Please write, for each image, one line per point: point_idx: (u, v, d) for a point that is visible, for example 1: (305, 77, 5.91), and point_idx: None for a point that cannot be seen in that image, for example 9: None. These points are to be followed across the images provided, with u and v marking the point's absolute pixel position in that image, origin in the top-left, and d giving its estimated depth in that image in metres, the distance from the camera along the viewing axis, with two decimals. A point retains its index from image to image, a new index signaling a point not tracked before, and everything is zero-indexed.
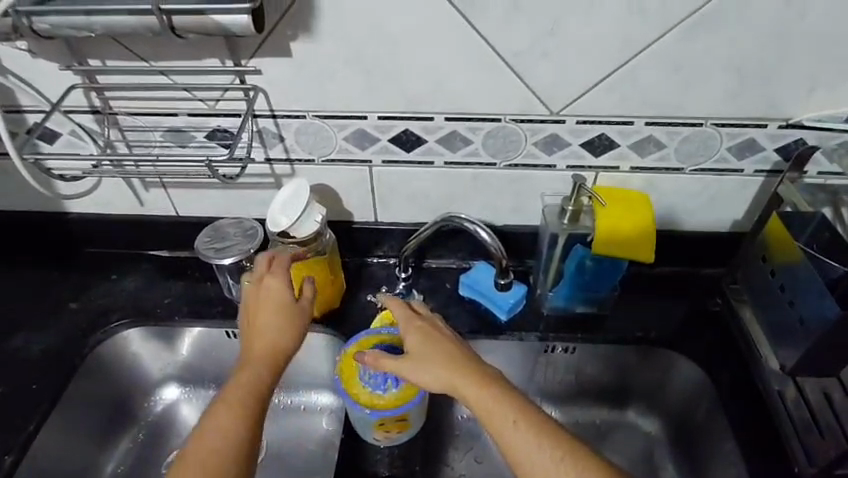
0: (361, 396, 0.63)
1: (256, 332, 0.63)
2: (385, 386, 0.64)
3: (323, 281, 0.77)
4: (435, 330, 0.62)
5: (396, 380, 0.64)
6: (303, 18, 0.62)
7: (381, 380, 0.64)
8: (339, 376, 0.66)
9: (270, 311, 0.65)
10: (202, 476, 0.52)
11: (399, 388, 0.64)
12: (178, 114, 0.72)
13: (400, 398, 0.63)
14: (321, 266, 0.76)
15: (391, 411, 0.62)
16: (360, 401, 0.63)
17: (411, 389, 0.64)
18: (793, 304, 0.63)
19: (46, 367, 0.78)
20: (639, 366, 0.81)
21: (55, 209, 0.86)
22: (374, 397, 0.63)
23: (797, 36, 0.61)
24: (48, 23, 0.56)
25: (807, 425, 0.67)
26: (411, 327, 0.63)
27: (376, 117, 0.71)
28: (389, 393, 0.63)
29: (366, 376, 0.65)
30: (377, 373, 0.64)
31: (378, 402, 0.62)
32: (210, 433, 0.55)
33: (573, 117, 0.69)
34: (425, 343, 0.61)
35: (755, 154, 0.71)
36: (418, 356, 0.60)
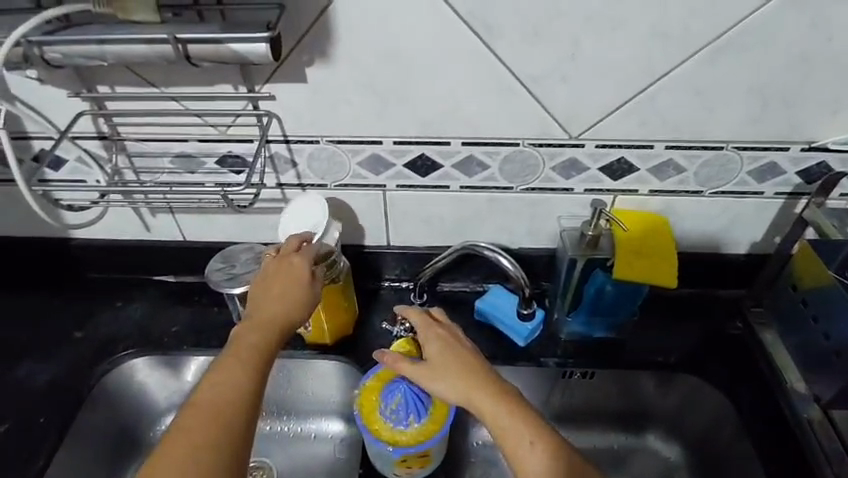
0: (383, 432, 0.61)
1: (267, 300, 0.60)
2: (407, 421, 0.61)
3: (338, 307, 0.76)
4: (456, 340, 0.61)
5: (419, 414, 0.62)
6: (319, 43, 0.61)
7: (403, 416, 0.61)
8: (359, 409, 0.63)
9: (288, 283, 0.61)
10: (202, 432, 0.47)
11: (422, 423, 0.61)
12: (188, 140, 0.70)
13: (423, 434, 0.61)
14: (335, 292, 0.74)
15: (414, 449, 0.60)
16: (381, 438, 0.60)
17: (434, 424, 0.62)
18: (828, 336, 0.65)
19: (50, 399, 0.76)
20: (660, 391, 0.79)
21: (59, 235, 0.84)
22: (396, 433, 0.61)
23: (821, 60, 0.60)
24: (60, 52, 0.54)
25: (841, 455, 0.65)
26: (429, 336, 0.61)
27: (391, 141, 0.69)
28: (412, 428, 0.61)
29: (386, 410, 0.62)
30: (399, 407, 0.62)
31: (400, 439, 0.60)
32: (212, 388, 0.50)
33: (592, 141, 0.68)
34: (445, 352, 0.59)
35: (776, 177, 0.70)
36: (435, 365, 0.58)
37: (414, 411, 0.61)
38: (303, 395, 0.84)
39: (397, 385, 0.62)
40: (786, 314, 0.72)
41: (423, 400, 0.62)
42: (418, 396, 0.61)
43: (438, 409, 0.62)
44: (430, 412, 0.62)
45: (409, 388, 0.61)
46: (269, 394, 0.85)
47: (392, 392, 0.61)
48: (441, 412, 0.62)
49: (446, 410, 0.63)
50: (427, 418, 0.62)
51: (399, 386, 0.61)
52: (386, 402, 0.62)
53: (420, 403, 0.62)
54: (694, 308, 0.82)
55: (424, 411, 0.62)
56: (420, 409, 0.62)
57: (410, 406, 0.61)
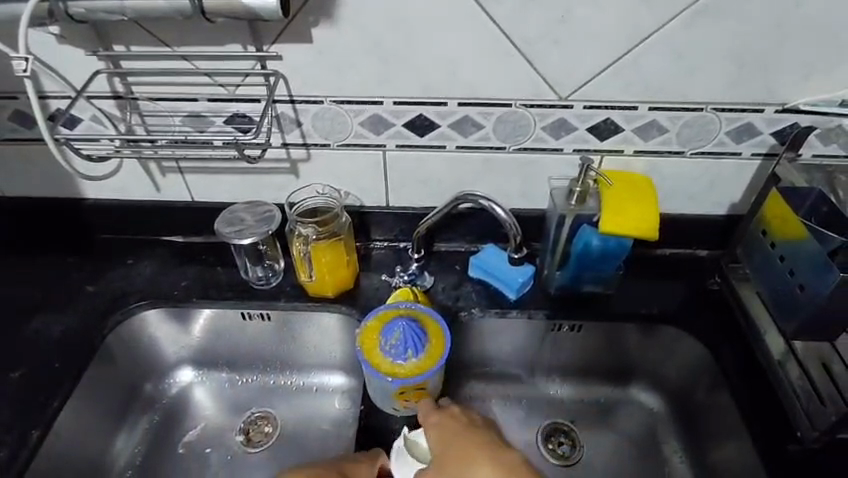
0: (383, 365, 0.67)
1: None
2: (405, 355, 0.67)
3: (339, 260, 0.79)
4: (453, 423, 0.65)
5: (417, 349, 0.67)
6: (324, 5, 0.65)
7: (401, 350, 0.67)
8: (360, 346, 0.69)
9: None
10: None
11: (419, 358, 0.67)
12: (198, 100, 0.74)
13: (420, 367, 0.66)
14: (338, 247, 0.78)
15: (412, 379, 0.65)
16: (382, 369, 0.66)
17: (431, 359, 0.67)
18: (794, 272, 0.66)
19: (65, 347, 0.79)
20: (642, 344, 0.84)
21: (71, 196, 0.88)
22: (394, 366, 0.66)
23: (793, 24, 0.64)
24: (83, 7, 0.58)
25: (809, 394, 0.70)
26: (431, 421, 0.65)
27: (391, 102, 0.73)
28: (410, 362, 0.67)
29: (386, 345, 0.68)
30: (398, 343, 0.67)
31: (399, 371, 0.66)
32: None
33: (581, 102, 0.72)
34: (448, 437, 0.63)
35: (752, 137, 0.75)
36: (443, 450, 0.62)
37: (412, 346, 0.67)
38: (306, 350, 0.88)
39: (396, 322, 0.68)
40: (759, 266, 0.74)
41: (420, 337, 0.68)
42: (416, 333, 0.67)
43: (435, 347, 0.68)
44: (427, 349, 0.68)
45: (408, 324, 0.67)
46: (272, 349, 0.89)
47: (391, 327, 0.67)
48: (437, 350, 0.68)
49: (442, 348, 0.68)
50: (424, 354, 0.67)
51: (398, 322, 0.67)
52: (386, 339, 0.68)
53: (417, 339, 0.67)
54: (676, 267, 0.87)
55: (421, 347, 0.67)
56: (418, 345, 0.67)
57: (408, 342, 0.67)
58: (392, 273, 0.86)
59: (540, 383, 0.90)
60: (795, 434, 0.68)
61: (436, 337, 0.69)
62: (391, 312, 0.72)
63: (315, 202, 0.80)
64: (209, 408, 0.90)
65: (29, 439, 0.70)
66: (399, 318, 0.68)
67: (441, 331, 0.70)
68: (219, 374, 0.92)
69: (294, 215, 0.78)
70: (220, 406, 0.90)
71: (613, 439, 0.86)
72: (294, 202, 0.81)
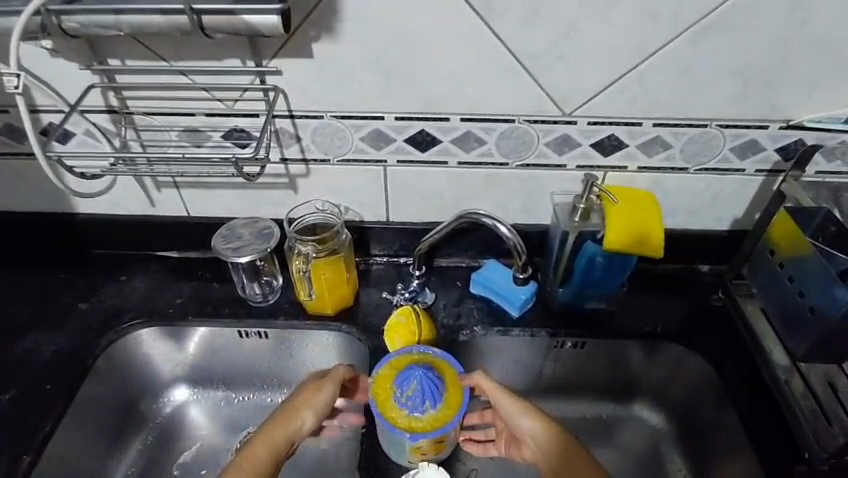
0: (399, 419, 0.65)
1: (266, 445, 0.63)
2: (423, 408, 0.66)
3: (339, 278, 0.78)
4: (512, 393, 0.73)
5: (434, 399, 0.66)
6: (326, 19, 0.64)
7: (419, 402, 0.66)
8: (375, 398, 0.67)
9: (306, 404, 0.67)
10: None
11: (438, 409, 0.66)
12: (196, 114, 0.72)
13: (439, 419, 0.65)
14: (338, 264, 0.77)
15: (431, 434, 0.64)
16: (399, 424, 0.64)
17: (449, 411, 0.66)
18: (804, 294, 0.66)
19: (57, 368, 0.77)
20: (645, 360, 0.83)
21: (63, 211, 0.85)
22: (412, 420, 0.65)
23: (799, 41, 0.64)
24: (77, 22, 0.57)
25: (816, 414, 0.69)
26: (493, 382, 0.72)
27: (393, 117, 0.72)
28: (428, 414, 0.65)
29: (402, 397, 0.66)
30: (414, 394, 0.66)
31: (417, 425, 0.64)
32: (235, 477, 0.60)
33: (584, 118, 0.71)
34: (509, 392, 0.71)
35: (756, 153, 0.74)
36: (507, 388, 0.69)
37: (429, 397, 0.66)
38: (302, 368, 0.87)
39: (411, 372, 0.66)
40: (766, 283, 0.72)
41: (437, 386, 0.66)
42: (433, 383, 0.66)
43: (453, 397, 0.67)
44: (445, 399, 0.67)
45: (425, 375, 0.66)
46: (270, 367, 0.87)
47: (407, 378, 0.66)
48: (455, 400, 0.67)
49: (460, 397, 0.67)
50: (442, 404, 0.66)
51: (414, 372, 0.66)
52: (401, 390, 0.66)
53: (434, 390, 0.66)
54: (679, 283, 0.86)
55: (439, 397, 0.66)
56: (435, 396, 0.66)
57: (425, 393, 0.66)
58: (392, 289, 0.85)
59: (542, 400, 0.89)
60: (804, 456, 0.68)
61: (453, 385, 0.68)
62: (402, 358, 0.70)
63: (313, 218, 0.79)
64: (206, 428, 0.87)
65: (19, 465, 0.68)
66: (415, 368, 0.67)
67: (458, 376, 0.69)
68: (214, 392, 0.89)
69: (294, 232, 0.76)
70: (215, 426, 0.88)
71: (616, 457, 0.85)
72: (293, 218, 0.79)
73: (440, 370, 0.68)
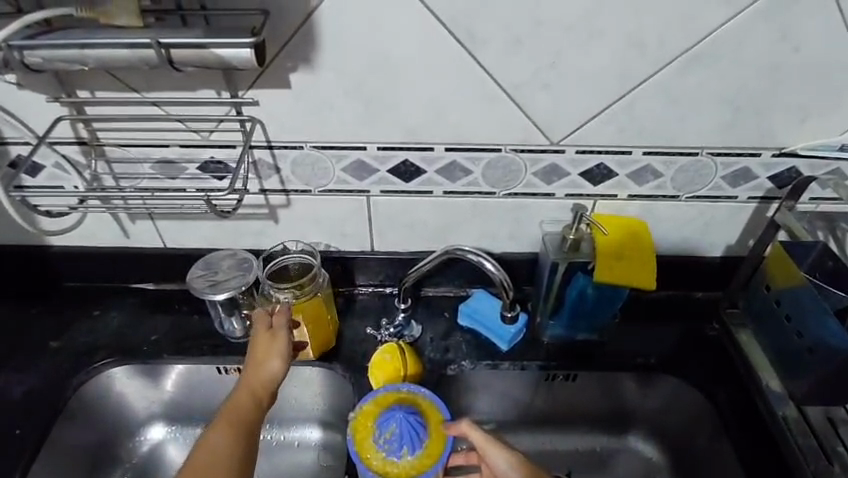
0: (374, 461, 0.63)
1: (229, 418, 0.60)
2: (400, 452, 0.63)
3: (319, 322, 0.75)
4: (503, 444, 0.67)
5: (413, 446, 0.64)
6: (303, 49, 0.61)
7: (396, 447, 0.63)
8: (354, 434, 0.65)
9: (267, 345, 0.66)
10: None
11: (415, 456, 0.64)
12: (169, 146, 0.70)
13: (415, 467, 0.63)
14: (315, 306, 0.73)
15: None
16: (372, 466, 0.63)
17: (426, 458, 0.64)
18: (802, 334, 0.64)
19: (25, 411, 0.73)
20: (639, 392, 0.81)
21: (33, 243, 0.82)
22: (387, 463, 0.63)
23: (790, 69, 0.62)
24: (40, 56, 0.54)
25: (817, 453, 0.67)
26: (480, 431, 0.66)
27: (375, 147, 0.70)
28: (404, 460, 0.63)
29: (380, 438, 0.64)
30: (392, 437, 0.64)
31: (391, 470, 0.63)
32: (200, 456, 0.57)
33: (573, 147, 0.69)
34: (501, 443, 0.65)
35: (748, 182, 0.72)
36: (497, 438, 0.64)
37: (408, 442, 0.64)
38: (283, 403, 0.83)
39: (393, 414, 0.65)
40: (761, 312, 0.71)
41: (418, 432, 0.64)
42: (413, 428, 0.64)
43: (433, 443, 0.65)
44: (425, 446, 0.64)
45: (405, 418, 0.64)
46: None
47: (387, 420, 0.64)
48: (435, 447, 0.64)
49: (441, 445, 0.65)
50: (421, 451, 0.64)
51: (394, 415, 0.64)
52: (380, 432, 0.64)
53: (414, 435, 0.64)
54: (672, 311, 0.84)
55: (418, 444, 0.64)
56: (414, 441, 0.64)
57: (403, 438, 0.64)
58: (377, 323, 0.82)
59: (533, 433, 0.86)
60: None
61: (437, 431, 0.65)
62: (388, 395, 0.68)
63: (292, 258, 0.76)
64: None
65: None
66: (398, 410, 0.65)
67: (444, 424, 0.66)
68: (192, 430, 0.86)
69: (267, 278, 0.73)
70: None
71: None
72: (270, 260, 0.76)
73: (425, 413, 0.66)
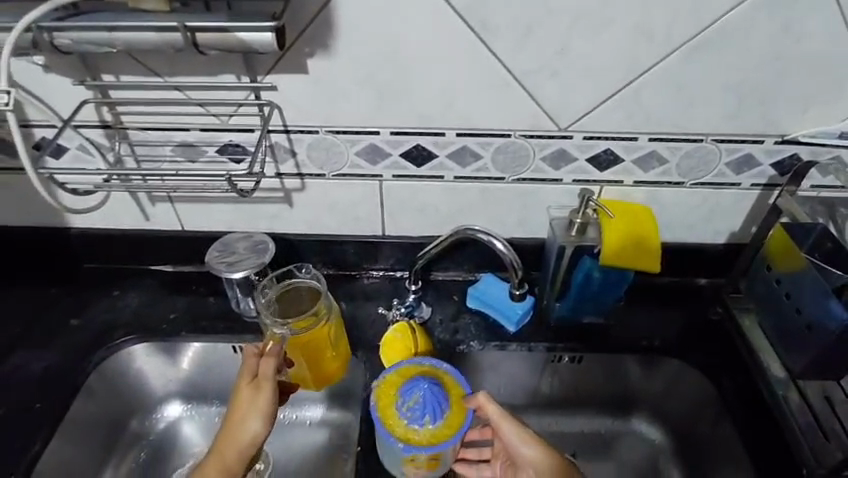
0: (396, 427, 0.65)
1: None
2: (423, 421, 0.64)
3: (322, 349, 0.72)
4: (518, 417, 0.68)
5: (434, 416, 0.65)
6: (320, 35, 0.64)
7: (418, 415, 0.64)
8: (377, 402, 0.67)
9: (248, 403, 0.64)
10: None
11: (436, 426, 0.64)
12: (190, 129, 0.72)
13: (436, 436, 0.64)
14: (317, 338, 0.71)
15: (425, 449, 0.63)
16: (395, 433, 0.64)
17: (448, 430, 0.64)
18: (801, 311, 0.65)
19: (47, 385, 0.76)
20: (643, 375, 0.83)
21: (55, 225, 0.85)
22: (409, 431, 0.64)
23: (793, 57, 0.64)
24: (69, 38, 0.56)
25: (814, 429, 0.70)
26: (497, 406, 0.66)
27: (388, 132, 0.72)
28: (426, 429, 0.64)
29: (404, 407, 0.66)
30: (416, 405, 0.65)
31: (413, 437, 0.64)
32: None
33: (580, 133, 0.71)
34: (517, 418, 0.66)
35: (752, 168, 0.74)
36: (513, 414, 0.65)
37: (431, 412, 0.65)
38: None
39: (417, 384, 0.66)
40: (763, 300, 0.71)
41: (440, 403, 0.65)
42: (437, 398, 0.65)
43: (455, 416, 0.65)
44: (446, 417, 0.65)
45: (429, 388, 0.65)
46: None
47: (412, 388, 0.65)
48: (457, 419, 0.65)
49: (462, 420, 0.65)
50: (443, 422, 0.65)
51: (419, 384, 0.65)
52: (404, 400, 0.66)
53: (437, 405, 0.65)
54: (676, 297, 0.85)
55: (440, 414, 0.65)
56: (437, 411, 0.65)
57: (426, 407, 0.65)
58: (388, 304, 0.84)
59: (539, 414, 0.88)
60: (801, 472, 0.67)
61: (458, 405, 0.66)
62: (412, 367, 0.70)
63: (310, 283, 0.76)
64: (199, 444, 0.86)
65: None
66: (422, 380, 0.66)
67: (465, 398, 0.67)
68: (207, 408, 0.88)
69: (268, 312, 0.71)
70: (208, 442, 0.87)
71: (613, 471, 0.85)
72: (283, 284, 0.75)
73: (447, 386, 0.67)
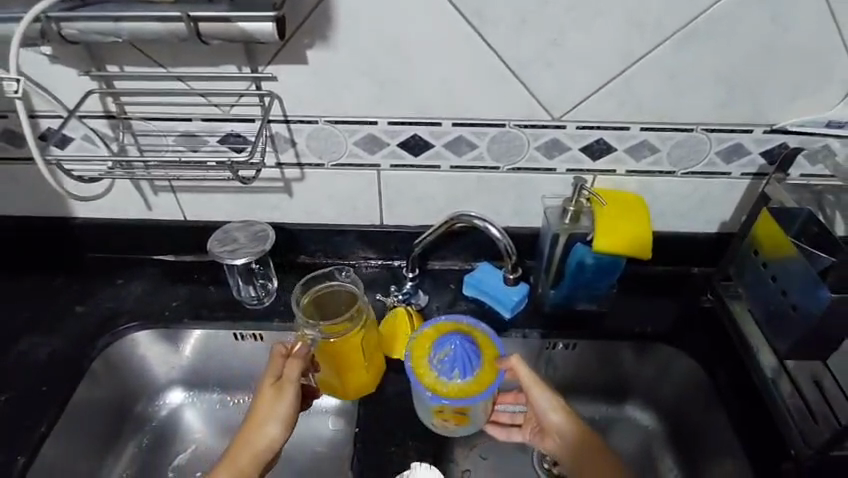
0: (426, 377, 0.66)
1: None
2: (452, 374, 0.66)
3: (353, 356, 0.71)
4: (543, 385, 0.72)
5: (464, 371, 0.66)
6: (320, 27, 0.65)
7: (448, 368, 0.66)
8: (410, 353, 0.69)
9: (270, 406, 0.66)
10: None
11: (465, 380, 0.66)
12: (192, 119, 0.74)
13: (464, 390, 0.66)
14: (349, 343, 0.70)
15: (452, 400, 0.65)
16: (424, 382, 0.66)
17: (477, 386, 0.66)
18: (786, 292, 0.68)
19: (53, 370, 0.78)
20: (636, 362, 0.85)
21: (59, 215, 0.86)
22: (438, 382, 0.66)
23: (781, 47, 0.66)
24: (77, 28, 0.58)
25: (803, 414, 0.70)
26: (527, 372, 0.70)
27: (386, 122, 0.74)
28: (455, 382, 0.66)
29: (435, 359, 0.68)
30: (447, 359, 0.67)
31: (441, 388, 0.65)
32: None
33: (573, 123, 0.73)
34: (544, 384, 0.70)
35: (741, 158, 0.76)
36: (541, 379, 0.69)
37: (460, 366, 0.66)
38: None
39: (450, 338, 0.68)
40: (752, 284, 0.74)
41: (471, 359, 0.67)
42: (467, 354, 0.67)
43: (485, 374, 0.67)
44: (475, 374, 0.66)
45: (461, 343, 0.67)
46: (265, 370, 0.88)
47: (444, 342, 0.67)
48: (486, 378, 0.66)
49: (492, 378, 0.66)
50: (472, 378, 0.66)
51: (452, 339, 0.67)
52: (436, 353, 0.68)
53: (467, 361, 0.67)
54: (669, 286, 0.87)
55: (470, 370, 0.66)
56: (466, 367, 0.66)
57: (457, 361, 0.67)
58: (386, 292, 0.86)
59: None
60: (790, 452, 0.69)
61: (489, 364, 0.68)
62: (448, 324, 0.72)
63: (350, 289, 0.76)
64: (201, 430, 0.88)
65: (14, 465, 0.69)
66: (455, 335, 0.68)
67: (496, 359, 0.68)
68: (209, 396, 0.90)
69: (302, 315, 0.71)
70: (210, 428, 0.88)
71: None
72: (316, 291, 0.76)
73: (480, 345, 0.69)
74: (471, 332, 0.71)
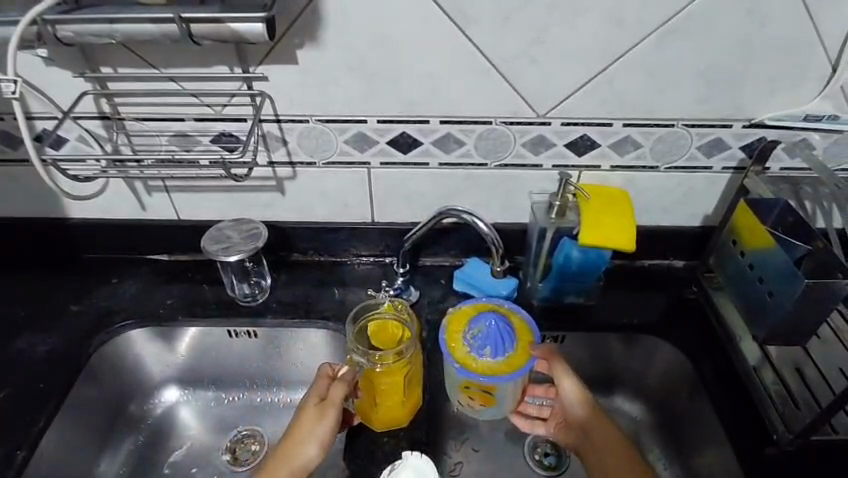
0: (458, 351, 0.69)
1: None
2: (483, 351, 0.68)
3: (393, 388, 0.70)
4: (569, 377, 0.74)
5: (495, 350, 0.68)
6: (309, 27, 0.67)
7: (480, 345, 0.69)
8: (447, 326, 0.72)
9: (311, 426, 0.67)
10: None
11: (495, 360, 0.68)
12: (185, 119, 0.75)
13: (492, 369, 0.68)
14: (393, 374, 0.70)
15: (480, 376, 0.67)
16: (455, 355, 0.69)
17: (506, 366, 0.68)
18: (763, 280, 0.70)
19: (51, 367, 0.79)
20: (625, 354, 0.86)
21: (54, 215, 0.88)
22: (469, 357, 0.68)
23: (757, 44, 0.68)
24: (72, 31, 0.59)
25: (784, 398, 0.72)
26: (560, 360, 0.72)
27: (375, 120, 0.75)
28: (485, 360, 0.68)
29: (469, 336, 0.70)
30: (480, 336, 0.69)
31: (470, 364, 0.68)
32: None
33: (558, 119, 0.75)
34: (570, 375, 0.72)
35: (722, 151, 0.78)
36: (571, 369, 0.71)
37: (491, 345, 0.69)
38: (292, 365, 0.89)
39: (487, 317, 0.70)
40: (734, 277, 0.76)
41: (504, 340, 0.69)
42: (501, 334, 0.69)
43: (516, 356, 0.68)
44: (506, 355, 0.68)
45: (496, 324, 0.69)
46: (260, 367, 0.89)
47: (480, 320, 0.70)
48: (516, 360, 0.68)
49: (521, 362, 0.68)
50: (502, 359, 0.68)
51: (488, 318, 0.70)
52: (470, 329, 0.70)
53: (500, 341, 0.69)
54: (655, 279, 0.89)
55: (502, 350, 0.68)
56: (498, 347, 0.68)
57: (489, 339, 0.69)
58: (378, 287, 0.88)
59: None
60: (772, 438, 0.71)
61: (522, 348, 0.69)
62: (488, 305, 0.74)
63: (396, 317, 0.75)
64: (196, 427, 0.89)
65: (14, 459, 0.70)
66: (492, 315, 0.70)
67: (530, 344, 0.70)
68: (204, 393, 0.91)
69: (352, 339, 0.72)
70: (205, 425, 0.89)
71: None
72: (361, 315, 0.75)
73: (515, 328, 0.71)
74: (509, 315, 0.72)
